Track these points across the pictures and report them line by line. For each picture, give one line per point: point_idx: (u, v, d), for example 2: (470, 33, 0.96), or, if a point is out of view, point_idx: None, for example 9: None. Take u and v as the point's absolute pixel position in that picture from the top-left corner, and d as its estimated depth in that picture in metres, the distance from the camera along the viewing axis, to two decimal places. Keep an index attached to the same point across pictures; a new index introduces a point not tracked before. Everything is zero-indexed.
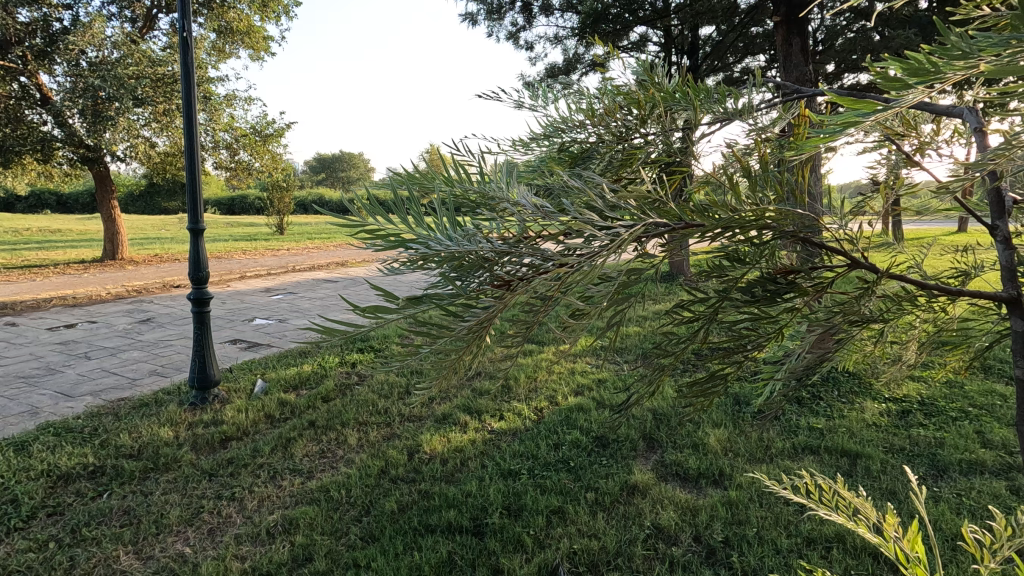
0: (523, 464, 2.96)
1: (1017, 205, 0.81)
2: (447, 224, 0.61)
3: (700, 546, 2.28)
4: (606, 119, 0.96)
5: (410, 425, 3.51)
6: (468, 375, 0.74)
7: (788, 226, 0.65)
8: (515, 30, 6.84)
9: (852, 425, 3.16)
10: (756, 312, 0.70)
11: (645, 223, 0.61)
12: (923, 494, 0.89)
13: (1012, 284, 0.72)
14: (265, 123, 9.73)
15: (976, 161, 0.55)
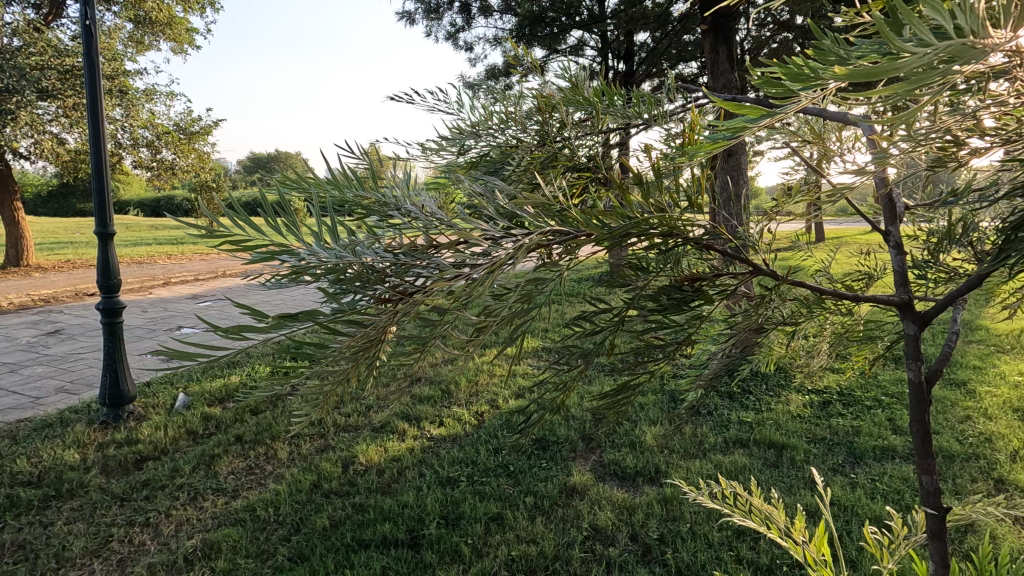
0: (462, 470, 2.90)
1: (908, 209, 0.83)
2: (329, 233, 0.56)
3: (636, 545, 2.30)
4: (518, 123, 0.92)
5: (345, 435, 3.38)
6: (360, 393, 0.67)
7: (691, 232, 0.63)
8: (454, 31, 6.80)
9: (779, 417, 3.31)
10: (663, 320, 0.68)
11: (541, 232, 0.57)
12: (828, 493, 0.91)
13: (903, 288, 0.72)
14: (190, 119, 9.18)
15: (867, 167, 0.55)
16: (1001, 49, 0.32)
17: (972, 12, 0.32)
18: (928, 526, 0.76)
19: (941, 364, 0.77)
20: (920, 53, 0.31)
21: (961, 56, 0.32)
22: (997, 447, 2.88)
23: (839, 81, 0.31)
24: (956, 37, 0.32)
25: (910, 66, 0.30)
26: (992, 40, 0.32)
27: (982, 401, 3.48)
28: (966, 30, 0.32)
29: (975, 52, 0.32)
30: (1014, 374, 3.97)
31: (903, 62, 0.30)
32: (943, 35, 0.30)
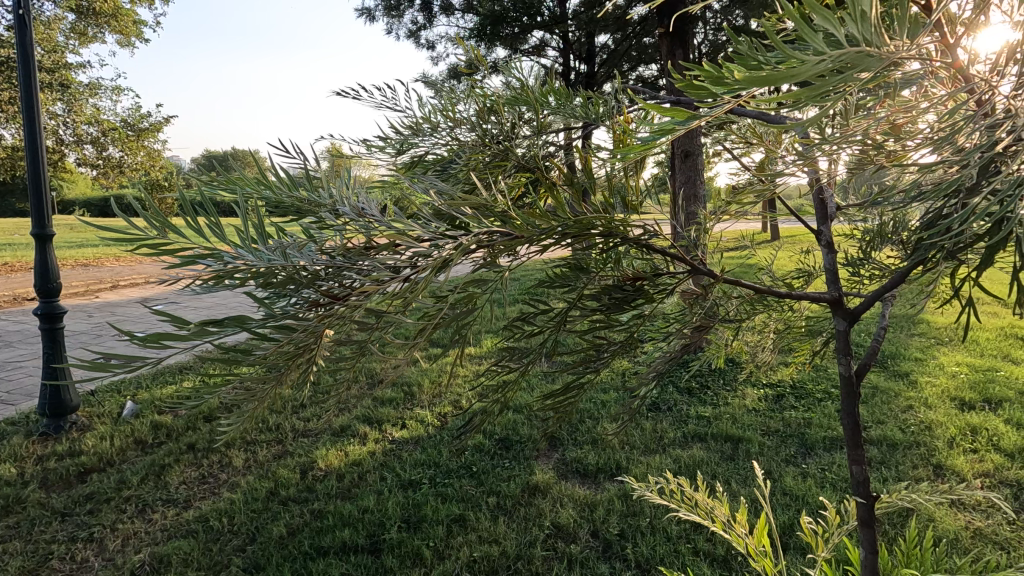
0: (424, 473, 2.88)
1: (840, 210, 0.86)
2: (257, 237, 0.54)
3: (597, 541, 2.33)
4: (465, 123, 0.91)
5: (304, 440, 3.30)
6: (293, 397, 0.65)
7: (629, 232, 0.63)
8: (415, 29, 6.74)
9: (735, 411, 3.40)
10: (605, 319, 0.68)
11: (478, 233, 0.56)
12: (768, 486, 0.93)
13: (834, 286, 0.75)
14: (139, 115, 8.78)
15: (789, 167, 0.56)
16: (893, 56, 0.35)
17: (866, 20, 0.34)
18: (858, 514, 0.79)
19: (871, 358, 0.79)
20: (814, 61, 0.32)
21: (854, 63, 0.34)
22: (936, 434, 3.04)
23: (739, 87, 0.33)
24: (852, 44, 0.34)
25: (807, 73, 0.32)
26: (881, 49, 0.34)
27: (924, 392, 3.66)
28: (859, 38, 0.34)
29: (866, 60, 0.34)
30: (952, 365, 4.20)
31: (800, 70, 0.31)
32: (836, 44, 0.33)
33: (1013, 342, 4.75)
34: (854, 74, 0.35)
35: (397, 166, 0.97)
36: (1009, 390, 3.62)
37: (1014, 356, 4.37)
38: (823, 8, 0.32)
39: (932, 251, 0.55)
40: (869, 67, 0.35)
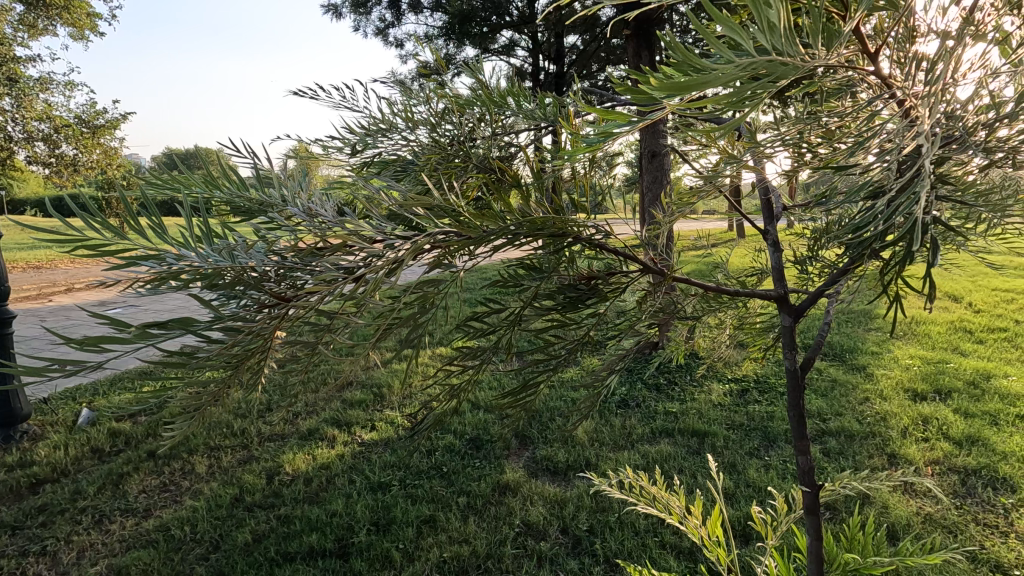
0: (394, 475, 2.85)
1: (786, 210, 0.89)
2: (203, 239, 0.53)
3: (567, 538, 2.35)
4: (424, 124, 0.90)
5: (271, 445, 3.24)
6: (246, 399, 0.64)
7: (581, 232, 0.64)
8: (383, 26, 6.65)
9: (701, 406, 3.48)
10: (560, 318, 0.69)
11: (432, 234, 0.56)
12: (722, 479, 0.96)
13: (779, 283, 0.77)
14: (94, 112, 8.45)
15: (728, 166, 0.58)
16: (806, 64, 0.37)
17: (776, 30, 0.35)
18: (804, 502, 0.82)
19: (816, 354, 0.82)
20: (725, 69, 0.34)
21: (768, 71, 0.36)
22: (890, 425, 3.17)
23: (659, 93, 0.35)
24: (762, 54, 0.36)
25: (717, 80, 0.34)
26: (792, 58, 0.36)
27: (879, 384, 3.81)
28: (770, 49, 0.36)
29: (780, 69, 0.36)
30: (906, 358, 4.38)
31: (708, 77, 0.33)
32: (745, 55, 0.34)
33: (962, 335, 4.99)
34: (769, 82, 0.37)
35: (352, 167, 0.97)
36: (958, 381, 3.80)
37: (963, 348, 4.59)
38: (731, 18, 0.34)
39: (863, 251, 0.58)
40: (783, 75, 0.37)
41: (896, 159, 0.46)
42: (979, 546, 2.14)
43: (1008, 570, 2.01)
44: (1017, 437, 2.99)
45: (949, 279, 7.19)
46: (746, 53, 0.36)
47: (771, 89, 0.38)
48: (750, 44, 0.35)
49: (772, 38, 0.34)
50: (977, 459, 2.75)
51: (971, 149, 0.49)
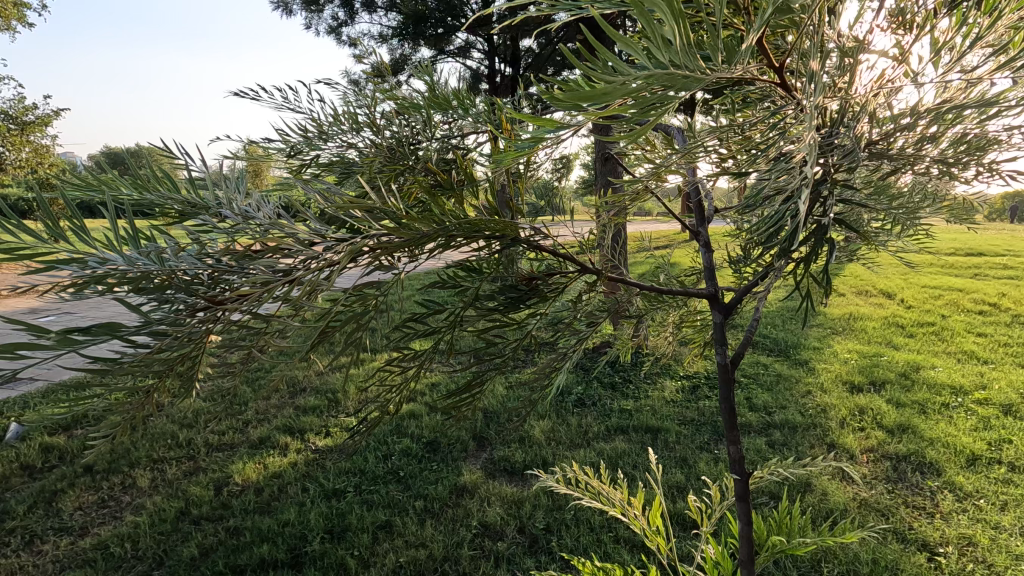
0: (349, 481, 2.80)
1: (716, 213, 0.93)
2: (131, 241, 0.52)
3: (523, 537, 2.37)
4: (370, 126, 0.89)
5: (219, 455, 3.12)
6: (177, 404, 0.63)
7: (518, 235, 0.66)
8: (336, 24, 6.52)
9: (655, 403, 3.56)
10: (501, 318, 0.70)
11: (369, 237, 0.56)
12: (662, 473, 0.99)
13: (710, 283, 0.81)
14: (22, 108, 7.93)
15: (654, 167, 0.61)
16: (705, 77, 0.39)
17: (670, 46, 0.37)
18: (735, 489, 0.86)
19: (746, 347, 0.86)
20: (623, 81, 0.36)
21: (670, 83, 0.38)
22: (830, 416, 3.34)
23: (563, 103, 0.36)
24: (661, 68, 0.38)
25: (615, 93, 0.36)
26: (691, 71, 0.38)
27: (820, 377, 4.01)
28: (668, 63, 0.38)
29: (680, 82, 0.38)
30: (844, 352, 4.62)
31: (607, 90, 0.35)
32: (644, 69, 0.37)
33: (895, 329, 5.30)
34: (673, 92, 0.39)
35: (292, 170, 0.95)
36: (891, 373, 4.04)
37: (895, 341, 4.88)
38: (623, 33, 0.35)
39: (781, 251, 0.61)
40: (684, 86, 0.39)
41: (797, 166, 0.50)
42: (907, 527, 2.28)
43: (934, 548, 2.16)
44: (943, 423, 3.20)
45: (883, 277, 7.63)
46: (645, 65, 0.38)
47: (678, 98, 0.40)
48: (650, 57, 0.37)
49: (669, 54, 0.37)
50: (907, 445, 2.93)
51: (856, 157, 0.53)
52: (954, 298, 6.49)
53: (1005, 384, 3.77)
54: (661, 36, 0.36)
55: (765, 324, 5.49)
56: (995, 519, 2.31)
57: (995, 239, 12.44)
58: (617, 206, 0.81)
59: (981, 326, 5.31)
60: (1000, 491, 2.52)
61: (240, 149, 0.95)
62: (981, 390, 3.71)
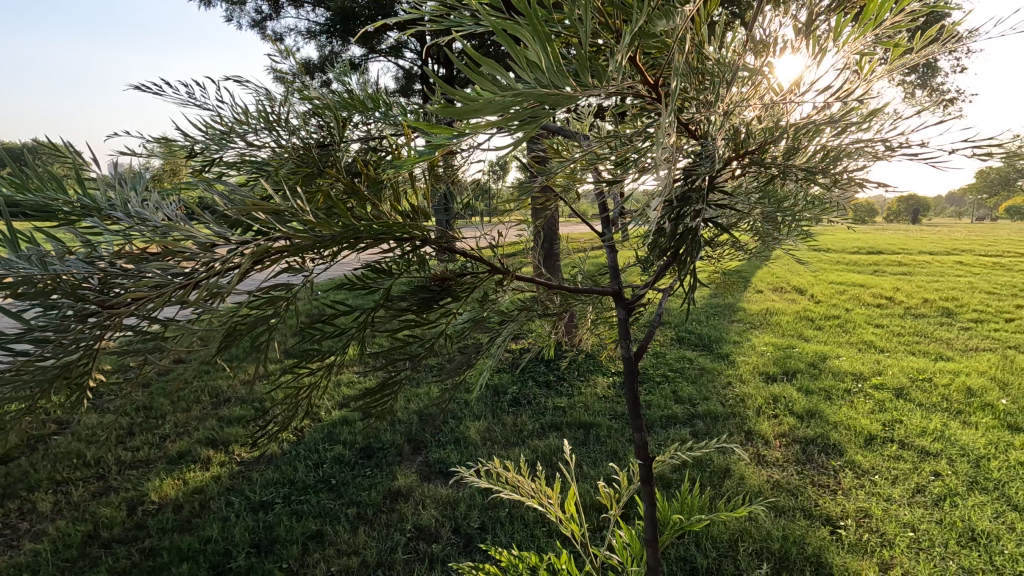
0: (277, 492, 2.71)
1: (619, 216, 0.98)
2: (10, 245, 0.50)
3: (458, 537, 2.38)
4: (284, 126, 0.87)
5: (133, 472, 2.93)
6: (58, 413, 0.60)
7: (427, 236, 0.68)
8: (260, 18, 6.25)
9: (587, 399, 3.67)
10: (414, 318, 0.72)
11: (274, 238, 0.56)
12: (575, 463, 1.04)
13: (613, 280, 0.86)
14: None
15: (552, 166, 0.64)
16: (574, 95, 0.42)
17: (542, 66, 0.40)
18: (641, 472, 0.92)
19: (650, 341, 0.91)
20: (497, 99, 0.39)
21: (541, 101, 0.41)
22: (747, 405, 3.56)
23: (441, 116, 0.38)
24: (535, 87, 0.41)
25: (488, 109, 0.38)
26: (562, 90, 0.41)
27: (739, 369, 4.27)
28: (539, 83, 0.40)
29: (551, 99, 0.42)
30: (761, 345, 4.94)
31: (481, 108, 0.37)
32: (516, 87, 0.39)
33: (805, 323, 5.72)
34: (545, 106, 0.42)
35: (200, 171, 0.91)
36: (801, 363, 4.36)
37: (806, 334, 5.27)
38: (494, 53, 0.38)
39: (670, 249, 0.67)
40: (555, 103, 0.42)
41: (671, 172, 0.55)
42: (813, 504, 2.48)
43: (836, 522, 2.36)
44: (845, 408, 3.49)
45: (797, 274, 8.20)
46: (519, 83, 0.40)
47: (549, 114, 0.43)
48: (521, 77, 0.40)
49: (541, 75, 0.39)
50: (814, 429, 3.17)
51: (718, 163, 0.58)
52: (857, 292, 7.08)
53: (898, 369, 4.16)
54: (531, 58, 0.39)
55: (691, 320, 5.76)
56: (887, 492, 2.55)
57: (892, 239, 13.66)
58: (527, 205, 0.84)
59: (878, 318, 5.82)
60: (892, 466, 2.78)
61: (139, 147, 0.89)
62: (877, 376, 4.08)
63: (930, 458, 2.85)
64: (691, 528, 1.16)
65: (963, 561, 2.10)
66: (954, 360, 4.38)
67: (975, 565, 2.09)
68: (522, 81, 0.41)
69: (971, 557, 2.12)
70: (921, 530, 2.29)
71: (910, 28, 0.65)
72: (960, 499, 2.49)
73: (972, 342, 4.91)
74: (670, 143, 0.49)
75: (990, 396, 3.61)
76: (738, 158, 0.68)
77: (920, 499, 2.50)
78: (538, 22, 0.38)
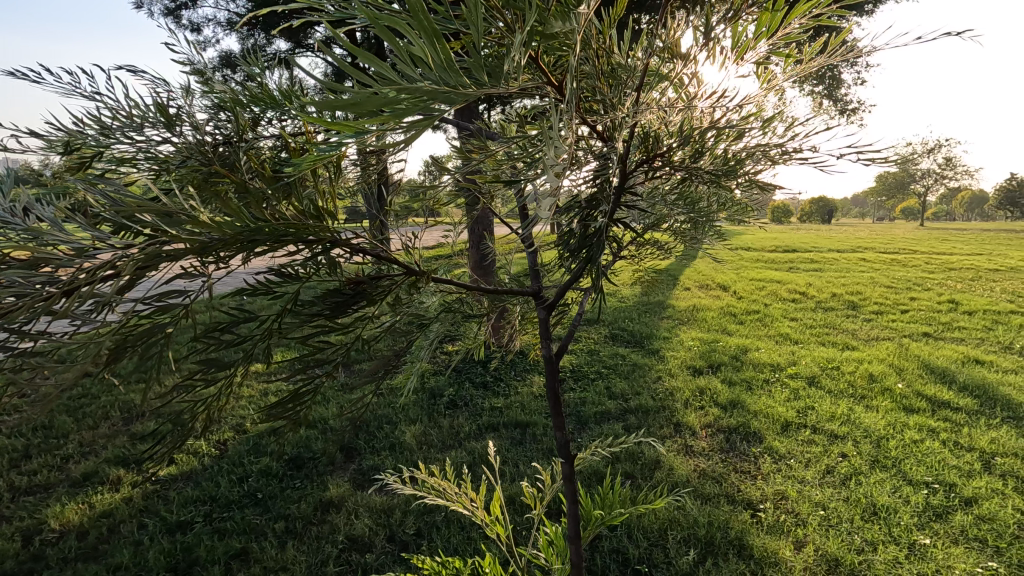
0: (197, 510, 2.54)
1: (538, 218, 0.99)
2: None
3: (393, 545, 2.32)
4: (183, 121, 0.81)
5: (29, 499, 2.66)
6: None
7: (335, 238, 0.65)
8: (174, 6, 5.84)
9: (524, 399, 3.69)
10: (327, 324, 0.69)
11: (164, 240, 0.52)
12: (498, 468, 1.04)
13: (532, 281, 0.86)
14: None
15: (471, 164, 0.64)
16: (466, 94, 0.43)
17: (436, 61, 0.41)
18: (563, 471, 0.94)
19: (570, 341, 0.92)
20: (385, 94, 0.39)
21: (435, 97, 0.42)
22: (676, 398, 3.71)
23: (328, 107, 0.38)
24: (430, 82, 0.41)
25: (377, 104, 0.39)
26: (456, 87, 0.42)
27: (668, 364, 4.43)
28: (434, 77, 0.41)
29: (444, 96, 0.42)
30: (689, 340, 5.16)
31: (367, 102, 0.37)
32: (404, 81, 0.40)
33: (729, 318, 6.03)
34: (439, 102, 0.43)
35: (88, 169, 0.84)
36: (725, 356, 4.59)
37: (729, 328, 5.55)
38: (386, 45, 0.38)
39: (581, 252, 0.69)
40: (449, 100, 0.43)
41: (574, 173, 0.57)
42: (736, 490, 2.61)
43: (756, 505, 2.50)
44: (764, 397, 3.71)
45: (721, 272, 8.63)
46: (412, 77, 0.41)
47: (444, 110, 0.44)
48: (414, 72, 0.41)
49: (431, 71, 0.40)
50: (736, 418, 3.34)
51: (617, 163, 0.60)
52: (774, 288, 7.54)
53: (810, 359, 4.47)
54: (417, 52, 0.40)
55: (624, 318, 5.93)
56: (802, 474, 2.73)
57: (805, 238, 14.68)
58: (443, 204, 0.83)
59: (793, 312, 6.23)
60: (805, 450, 2.98)
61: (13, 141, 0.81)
62: (792, 366, 4.36)
63: (838, 441, 3.07)
64: (612, 523, 1.20)
65: (866, 535, 2.28)
66: (858, 349, 4.76)
67: (877, 537, 2.27)
68: (418, 75, 0.42)
69: (873, 530, 2.30)
70: (831, 508, 2.46)
71: (803, 40, 0.69)
72: (864, 477, 2.70)
73: (873, 333, 5.35)
74: (568, 141, 0.51)
75: (889, 381, 3.95)
76: (647, 161, 0.71)
77: (830, 479, 2.70)
78: (425, 18, 0.38)
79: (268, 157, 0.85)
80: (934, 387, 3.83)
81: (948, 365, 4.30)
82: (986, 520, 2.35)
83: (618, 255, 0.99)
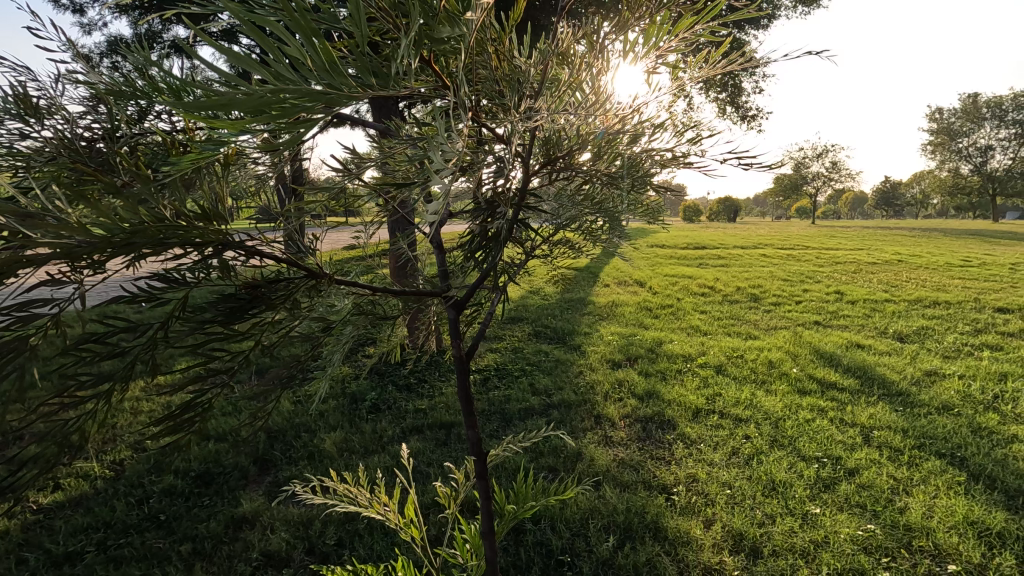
0: (89, 539, 2.31)
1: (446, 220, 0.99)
2: None
3: (312, 557, 2.23)
4: (50, 114, 0.74)
5: None
6: None
7: (227, 240, 0.62)
8: None
9: (448, 399, 3.67)
10: (221, 331, 0.65)
11: (25, 244, 0.47)
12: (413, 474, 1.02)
13: (440, 280, 0.86)
14: None
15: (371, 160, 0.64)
16: (352, 95, 0.44)
17: (320, 60, 0.41)
18: (476, 469, 0.94)
19: (481, 342, 0.93)
20: (263, 93, 0.38)
21: (318, 99, 0.42)
22: (596, 391, 3.83)
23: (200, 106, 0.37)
24: (314, 84, 0.41)
25: (254, 104, 0.38)
26: (340, 89, 0.42)
27: (589, 359, 4.57)
28: (317, 78, 0.41)
29: (328, 96, 0.42)
30: (608, 334, 5.34)
31: (242, 102, 0.37)
32: (284, 84, 0.39)
33: (645, 312, 6.30)
34: (324, 102, 0.43)
35: None
36: (642, 349, 4.79)
37: (645, 322, 5.82)
38: (266, 44, 0.37)
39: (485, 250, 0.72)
40: (333, 100, 0.43)
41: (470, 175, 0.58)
42: (652, 476, 2.74)
43: (670, 489, 2.64)
44: (677, 386, 3.92)
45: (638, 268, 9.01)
46: (296, 77, 0.40)
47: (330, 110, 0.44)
48: (298, 71, 0.40)
49: (310, 71, 0.40)
50: (652, 408, 3.51)
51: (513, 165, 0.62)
52: (686, 283, 7.98)
53: (717, 349, 4.78)
54: (297, 53, 0.39)
55: (547, 315, 6.04)
56: (711, 458, 2.91)
57: (712, 236, 15.62)
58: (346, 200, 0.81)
59: (703, 305, 6.62)
60: (714, 434, 3.18)
61: None
62: (702, 356, 4.64)
63: (742, 424, 3.31)
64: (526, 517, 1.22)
65: (767, 509, 2.47)
66: (759, 339, 5.14)
67: (776, 511, 2.46)
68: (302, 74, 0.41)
69: (772, 504, 2.50)
70: (736, 487, 2.65)
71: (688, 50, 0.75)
72: (765, 456, 2.93)
73: (773, 323, 5.80)
74: (459, 143, 0.52)
75: (786, 367, 4.30)
76: (548, 163, 0.74)
77: (736, 460, 2.90)
78: (303, 19, 0.38)
79: (153, 152, 0.80)
80: (823, 371, 4.21)
81: (835, 350, 4.74)
82: (866, 488, 2.63)
83: (530, 255, 1.00)
